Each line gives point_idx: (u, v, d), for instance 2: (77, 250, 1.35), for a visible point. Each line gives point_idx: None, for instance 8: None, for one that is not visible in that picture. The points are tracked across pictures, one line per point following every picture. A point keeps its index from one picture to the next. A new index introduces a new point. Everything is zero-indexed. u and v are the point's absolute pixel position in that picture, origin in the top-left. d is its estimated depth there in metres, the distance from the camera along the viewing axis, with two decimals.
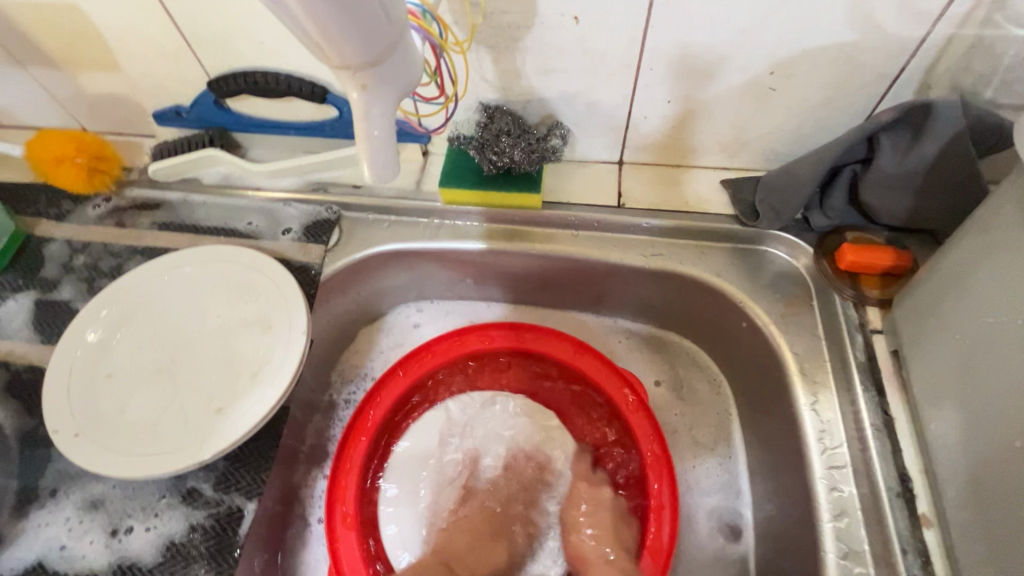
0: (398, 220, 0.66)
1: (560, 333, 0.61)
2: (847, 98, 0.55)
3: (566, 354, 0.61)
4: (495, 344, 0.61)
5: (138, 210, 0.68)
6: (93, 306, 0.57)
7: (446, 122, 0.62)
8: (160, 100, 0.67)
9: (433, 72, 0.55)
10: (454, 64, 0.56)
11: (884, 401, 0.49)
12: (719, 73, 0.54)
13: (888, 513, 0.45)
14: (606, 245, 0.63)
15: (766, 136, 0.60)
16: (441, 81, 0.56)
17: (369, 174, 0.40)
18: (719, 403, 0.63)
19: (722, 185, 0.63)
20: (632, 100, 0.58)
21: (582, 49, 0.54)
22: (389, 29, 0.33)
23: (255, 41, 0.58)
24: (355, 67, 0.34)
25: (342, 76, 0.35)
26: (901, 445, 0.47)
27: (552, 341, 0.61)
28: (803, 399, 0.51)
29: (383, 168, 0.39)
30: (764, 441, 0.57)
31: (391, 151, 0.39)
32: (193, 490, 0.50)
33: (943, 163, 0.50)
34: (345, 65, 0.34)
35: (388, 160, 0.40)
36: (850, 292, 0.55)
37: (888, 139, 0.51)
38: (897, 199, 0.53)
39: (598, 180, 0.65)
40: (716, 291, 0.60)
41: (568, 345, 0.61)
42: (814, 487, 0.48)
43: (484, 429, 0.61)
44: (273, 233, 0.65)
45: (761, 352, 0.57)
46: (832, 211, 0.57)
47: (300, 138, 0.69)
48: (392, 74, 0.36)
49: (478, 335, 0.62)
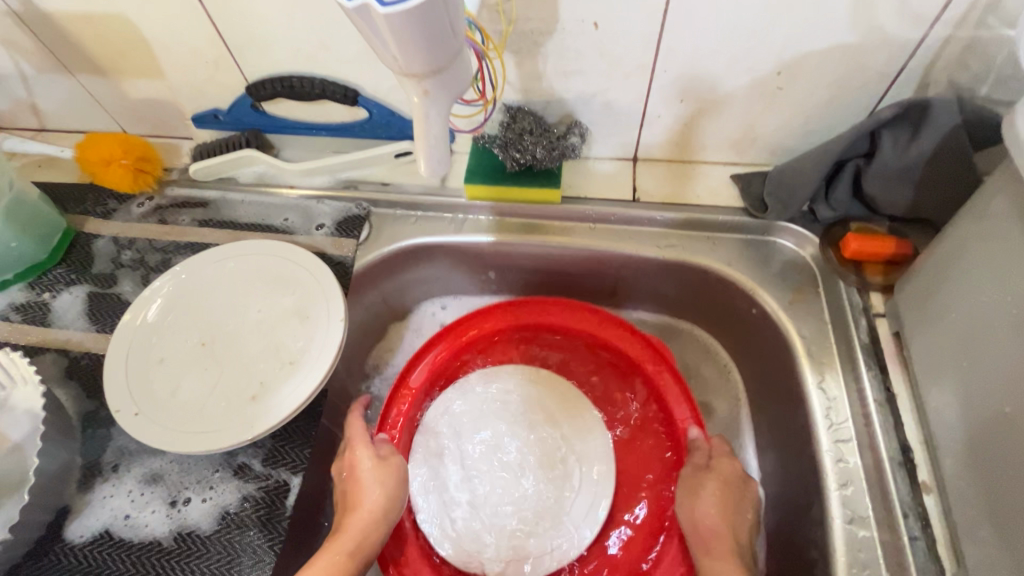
0: (424, 215, 0.70)
1: (585, 307, 0.64)
2: (850, 96, 0.58)
3: (591, 324, 0.64)
4: (521, 319, 0.65)
5: (179, 207, 0.72)
6: (145, 297, 0.61)
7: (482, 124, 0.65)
8: (199, 104, 0.72)
9: (476, 77, 0.58)
10: (494, 69, 0.59)
11: (886, 379, 0.53)
12: (729, 74, 0.58)
13: (891, 481, 0.48)
14: (622, 238, 0.67)
15: (773, 133, 0.63)
16: (483, 86, 0.59)
17: (423, 167, 0.45)
18: (729, 387, 0.67)
19: (732, 179, 0.67)
20: (646, 100, 0.61)
21: (601, 53, 0.57)
22: (453, 43, 0.37)
23: (292, 48, 0.62)
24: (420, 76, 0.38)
25: (406, 84, 0.39)
26: (903, 419, 0.51)
27: (577, 315, 0.65)
28: (810, 379, 0.55)
29: (436, 163, 0.44)
30: (772, 420, 0.60)
31: (444, 147, 0.44)
32: (243, 465, 0.54)
33: (941, 156, 0.53)
34: (412, 75, 0.38)
35: (442, 159, 0.45)
36: (854, 279, 0.59)
37: (889, 135, 0.55)
38: (898, 191, 0.56)
39: (613, 176, 0.68)
40: (726, 279, 0.63)
41: (591, 316, 0.65)
42: (821, 459, 0.51)
43: (501, 403, 0.63)
44: (307, 229, 0.69)
45: (769, 337, 0.61)
46: (836, 203, 0.60)
47: (331, 139, 0.73)
48: (450, 82, 0.40)
49: (503, 311, 0.66)
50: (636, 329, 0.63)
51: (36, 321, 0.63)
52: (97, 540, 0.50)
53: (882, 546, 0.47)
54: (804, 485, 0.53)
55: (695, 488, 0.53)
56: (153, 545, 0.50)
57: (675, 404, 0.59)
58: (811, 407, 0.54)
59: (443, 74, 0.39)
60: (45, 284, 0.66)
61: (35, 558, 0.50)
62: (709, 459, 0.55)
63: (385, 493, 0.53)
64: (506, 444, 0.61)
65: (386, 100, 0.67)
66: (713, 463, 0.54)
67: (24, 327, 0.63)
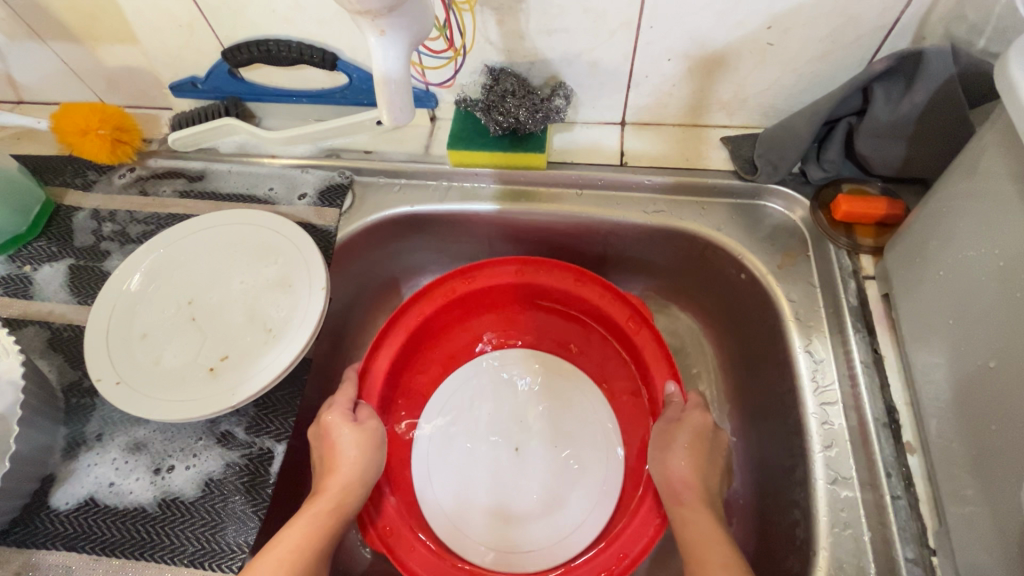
0: (409, 183, 0.69)
1: (559, 264, 0.63)
2: (845, 51, 0.56)
3: (567, 284, 0.63)
4: (485, 282, 0.64)
5: (160, 178, 0.71)
6: (125, 268, 0.60)
7: (453, 76, 0.63)
8: (176, 72, 0.70)
9: (443, 25, 0.57)
10: (464, 21, 0.57)
11: (874, 340, 0.52)
12: (718, 28, 0.55)
13: (876, 441, 0.48)
14: (610, 204, 0.65)
15: (764, 92, 0.61)
16: (450, 35, 0.58)
17: (387, 116, 0.43)
18: (714, 359, 0.67)
19: (722, 142, 0.65)
20: (633, 59, 0.60)
21: (584, 8, 0.55)
22: None
23: (267, 10, 0.60)
24: (375, 13, 0.37)
25: (362, 22, 0.38)
26: (889, 380, 0.50)
27: (552, 273, 0.64)
28: (798, 342, 0.54)
29: (399, 111, 0.43)
30: (757, 387, 0.60)
31: (407, 95, 0.43)
32: (227, 432, 0.54)
33: (935, 111, 0.51)
34: (368, 10, 0.37)
35: (405, 107, 0.44)
36: (844, 241, 0.57)
37: (882, 88, 0.52)
38: (889, 148, 0.55)
39: (600, 141, 0.67)
40: (715, 244, 0.62)
41: (567, 275, 0.63)
42: (806, 421, 0.51)
43: (484, 382, 0.64)
44: (290, 199, 0.68)
45: (757, 301, 0.60)
46: (828, 163, 0.59)
47: (312, 106, 0.72)
48: (408, 20, 0.39)
49: (466, 277, 0.64)
50: (612, 288, 0.62)
51: (17, 294, 0.63)
52: (82, 507, 0.51)
53: (864, 505, 0.46)
54: (788, 449, 0.53)
55: (666, 442, 0.53)
56: (137, 511, 0.50)
57: (653, 361, 0.59)
58: (798, 369, 0.53)
59: (399, 11, 0.38)
60: (25, 257, 0.65)
61: (20, 526, 0.50)
62: (681, 412, 0.54)
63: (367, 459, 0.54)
64: (488, 418, 0.62)
65: (367, 64, 0.65)
66: (686, 416, 0.54)
67: (6, 299, 0.62)
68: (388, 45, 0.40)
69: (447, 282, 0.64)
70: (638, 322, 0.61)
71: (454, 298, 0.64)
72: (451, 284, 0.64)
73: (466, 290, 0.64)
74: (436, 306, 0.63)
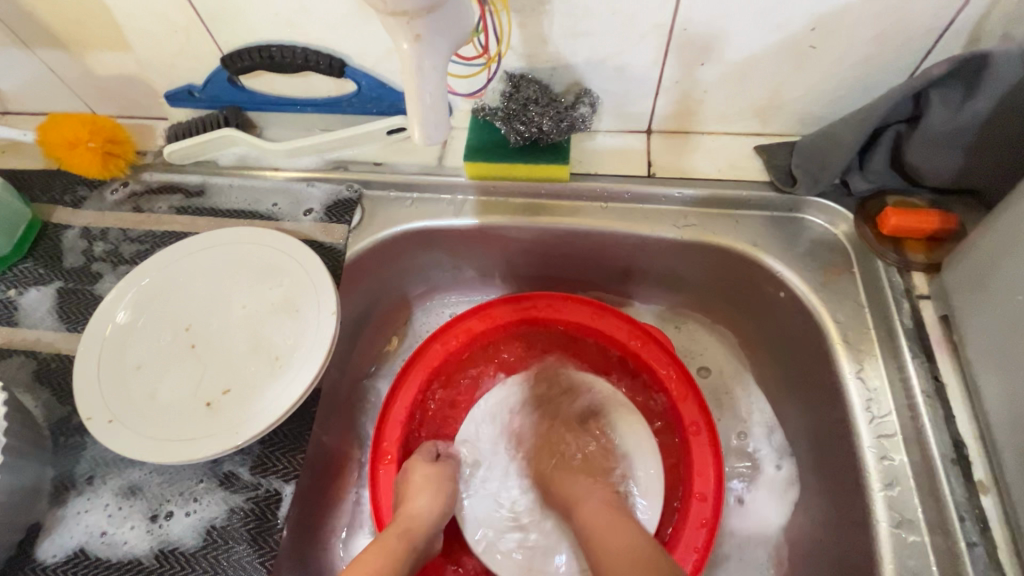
0: (421, 197, 0.65)
1: (578, 297, 0.62)
2: (892, 54, 0.52)
3: (587, 318, 0.62)
4: (501, 319, 0.63)
5: (156, 194, 0.67)
6: (118, 293, 0.56)
7: (487, 84, 0.59)
8: (171, 81, 0.66)
9: (477, 29, 0.52)
10: (499, 23, 0.53)
11: (934, 367, 0.48)
12: (756, 30, 0.52)
13: (944, 480, 0.44)
14: (637, 218, 0.61)
15: (802, 98, 0.57)
16: (485, 39, 0.54)
17: (417, 133, 0.39)
18: (746, 380, 0.64)
19: (756, 151, 0.61)
20: (663, 64, 0.56)
21: (613, 9, 0.51)
22: None
23: (270, 13, 0.56)
24: (411, 17, 0.33)
25: (396, 28, 0.34)
26: (954, 411, 0.46)
27: (571, 307, 0.63)
28: (848, 368, 0.50)
29: (433, 127, 0.39)
30: (802, 414, 0.56)
31: (442, 112, 0.39)
32: (230, 474, 0.49)
33: (997, 120, 0.47)
34: (402, 13, 0.33)
35: (439, 122, 0.40)
36: (893, 257, 0.53)
37: (940, 93, 0.48)
38: (944, 159, 0.51)
39: (625, 150, 0.63)
40: (752, 261, 0.58)
41: (587, 309, 0.62)
42: (863, 456, 0.47)
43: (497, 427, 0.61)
44: (295, 215, 0.64)
45: (798, 321, 0.56)
46: (872, 174, 0.55)
47: (317, 116, 0.67)
48: (447, 24, 0.35)
49: (482, 314, 0.63)
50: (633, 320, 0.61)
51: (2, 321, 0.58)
52: (72, 559, 0.46)
53: (935, 551, 0.42)
54: (843, 483, 0.49)
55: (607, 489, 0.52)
56: (133, 564, 0.46)
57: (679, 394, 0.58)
58: (851, 397, 0.49)
59: (437, 14, 0.34)
60: (10, 281, 0.61)
61: None
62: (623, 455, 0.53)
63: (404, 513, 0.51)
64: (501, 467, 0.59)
65: (376, 70, 0.61)
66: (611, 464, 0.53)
67: None
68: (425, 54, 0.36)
69: (467, 319, 0.63)
70: (660, 353, 0.60)
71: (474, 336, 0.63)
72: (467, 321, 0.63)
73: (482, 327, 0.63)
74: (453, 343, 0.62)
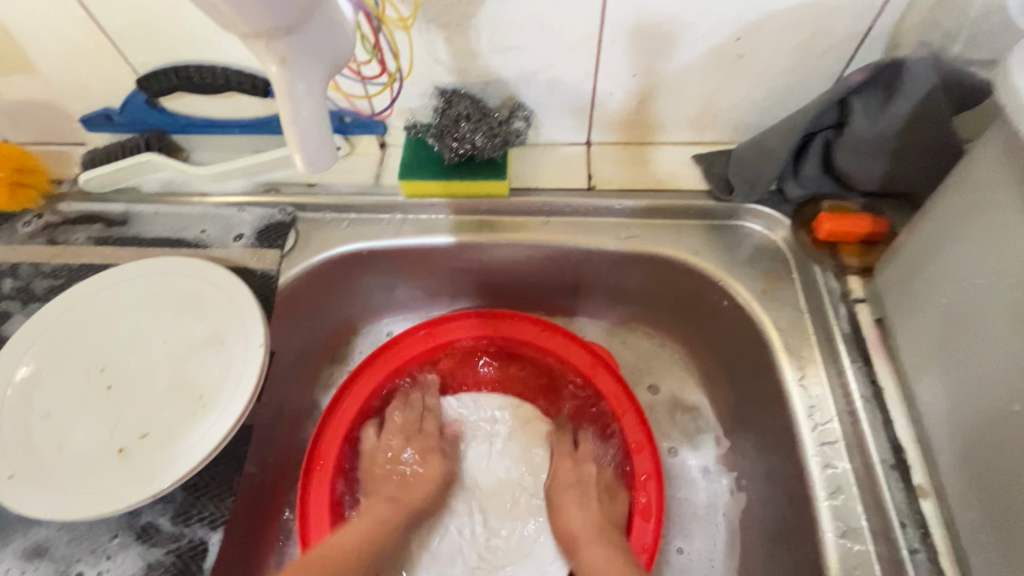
0: (358, 218, 0.62)
1: (522, 314, 0.62)
2: (817, 62, 0.53)
3: (532, 334, 0.62)
4: (444, 337, 0.62)
5: (73, 225, 0.62)
6: (24, 335, 0.52)
7: (393, 103, 0.58)
8: (86, 104, 0.62)
9: (372, 46, 0.52)
10: (396, 40, 0.52)
11: (872, 371, 0.48)
12: (682, 42, 0.52)
13: (885, 487, 0.43)
14: (580, 231, 0.60)
15: (735, 107, 0.58)
16: (382, 55, 0.53)
17: (299, 159, 0.36)
18: (697, 390, 0.64)
19: (694, 160, 0.61)
20: (595, 76, 0.55)
21: (539, 23, 0.50)
22: None
23: (184, 32, 0.53)
24: (269, 36, 0.31)
25: (257, 48, 0.32)
26: (892, 416, 0.46)
27: (515, 324, 0.62)
28: (791, 375, 0.50)
29: (317, 157, 0.37)
30: (750, 422, 0.55)
31: (325, 136, 0.37)
32: (149, 525, 0.46)
33: (919, 123, 0.48)
34: (257, 33, 0.30)
35: (322, 148, 0.37)
36: (829, 262, 0.53)
37: (860, 100, 0.49)
38: (872, 163, 0.51)
39: (565, 163, 0.62)
40: (694, 270, 0.58)
41: (531, 325, 0.62)
42: (807, 465, 0.46)
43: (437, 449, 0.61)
44: (224, 241, 0.61)
45: (742, 329, 0.55)
46: (806, 179, 0.55)
47: (246, 137, 0.64)
48: (313, 43, 0.33)
49: (424, 333, 0.62)
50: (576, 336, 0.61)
51: None
52: None
53: (879, 560, 0.42)
54: (790, 494, 0.48)
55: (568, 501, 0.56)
56: None
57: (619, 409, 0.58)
58: (793, 406, 0.49)
59: (301, 36, 0.32)
60: None
61: None
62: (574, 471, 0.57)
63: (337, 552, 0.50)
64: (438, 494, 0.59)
65: None
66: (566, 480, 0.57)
67: None
68: (298, 78, 0.34)
69: (407, 338, 0.62)
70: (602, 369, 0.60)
71: (420, 360, 0.62)
72: (408, 339, 0.62)
73: (424, 346, 0.62)
74: (393, 363, 0.61)
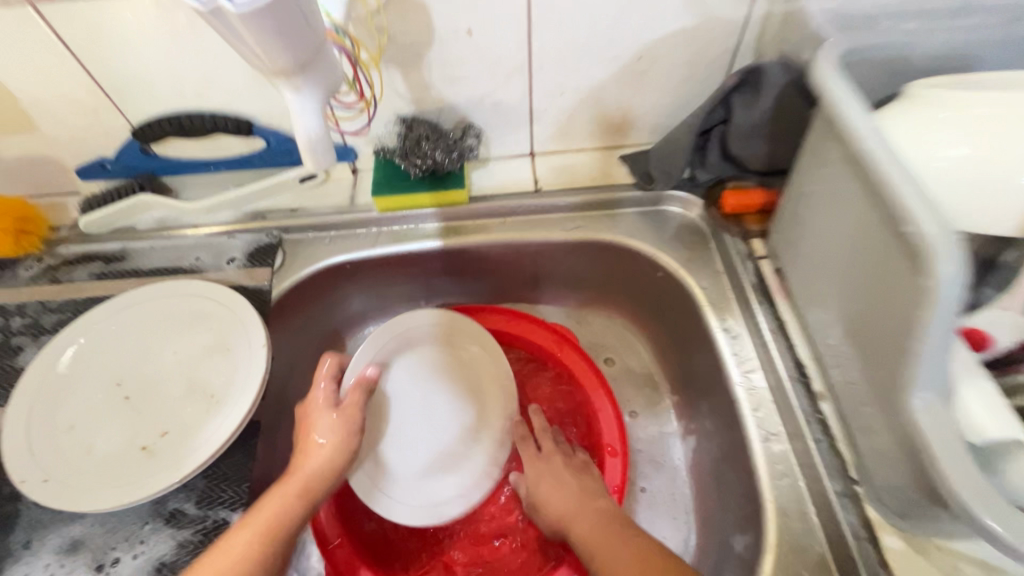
0: (339, 235, 0.71)
1: (492, 307, 0.71)
2: (705, 72, 0.65)
3: (501, 324, 0.71)
4: None
5: (74, 264, 0.68)
6: (42, 360, 0.57)
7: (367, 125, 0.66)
8: (81, 156, 0.69)
9: (353, 82, 0.61)
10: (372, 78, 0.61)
11: (777, 310, 0.59)
12: (596, 63, 0.64)
13: (794, 397, 0.54)
14: (532, 227, 0.71)
15: (648, 113, 0.70)
16: (360, 89, 0.62)
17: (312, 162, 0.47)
18: (646, 355, 0.74)
19: (621, 160, 0.73)
20: (530, 96, 0.66)
21: (479, 57, 0.61)
22: (313, 36, 0.40)
23: (176, 86, 0.62)
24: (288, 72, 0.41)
25: (277, 79, 0.42)
26: (795, 342, 0.57)
27: (487, 316, 0.71)
28: (715, 322, 0.61)
29: (315, 158, 0.47)
30: (691, 370, 0.66)
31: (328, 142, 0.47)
32: (176, 511, 0.51)
33: (783, 109, 0.60)
34: (280, 70, 0.40)
35: (327, 150, 0.48)
36: (736, 230, 0.65)
37: (740, 97, 0.61)
38: (757, 145, 0.63)
39: (514, 172, 0.73)
40: (630, 250, 0.69)
41: (501, 316, 0.71)
42: (734, 391, 0.56)
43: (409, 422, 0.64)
44: (219, 265, 0.68)
45: (675, 294, 0.66)
46: (710, 165, 0.67)
47: (231, 173, 0.73)
48: (319, 74, 0.43)
49: None
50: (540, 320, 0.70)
51: None
52: None
53: (796, 455, 0.52)
54: (726, 419, 0.58)
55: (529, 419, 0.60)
56: None
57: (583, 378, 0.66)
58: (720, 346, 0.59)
59: (311, 69, 0.42)
60: None
61: None
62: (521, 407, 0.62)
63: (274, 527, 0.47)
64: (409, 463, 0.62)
65: (282, 127, 0.68)
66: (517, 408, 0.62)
67: None
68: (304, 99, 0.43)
69: None
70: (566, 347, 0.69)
71: None
72: None
73: None
74: None
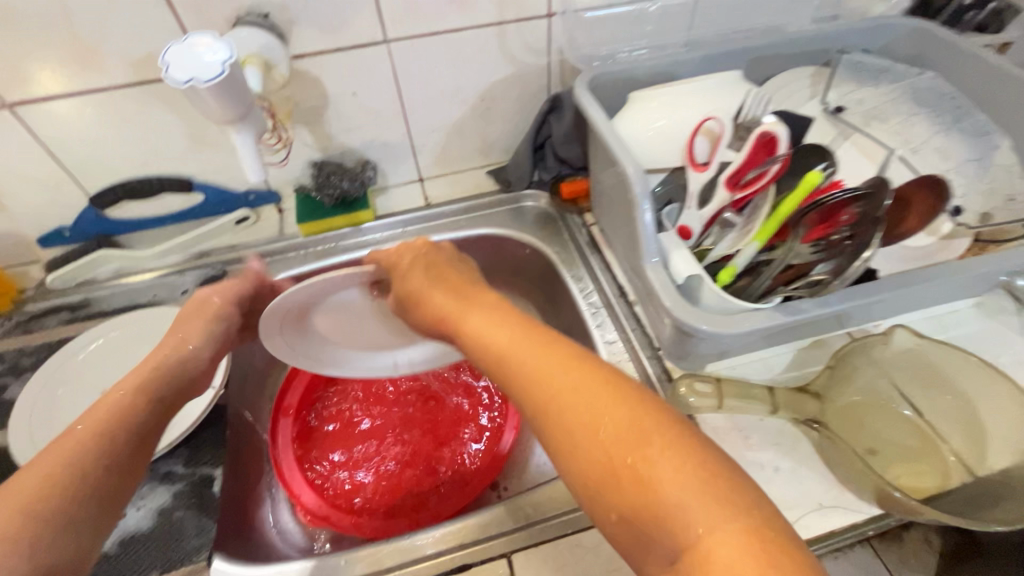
0: (274, 258, 0.88)
1: None
2: (532, 104, 0.92)
3: None
4: None
5: (43, 315, 0.81)
6: (35, 384, 0.71)
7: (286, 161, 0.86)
8: (43, 227, 0.83)
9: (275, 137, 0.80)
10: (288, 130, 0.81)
11: (604, 256, 0.84)
12: (452, 106, 0.88)
13: (619, 308, 0.77)
14: (428, 231, 0.92)
15: (499, 137, 0.95)
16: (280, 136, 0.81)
17: (252, 176, 0.66)
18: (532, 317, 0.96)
19: (487, 174, 0.97)
20: (409, 135, 0.90)
21: (365, 111, 0.84)
22: (248, 96, 0.60)
23: (127, 158, 0.79)
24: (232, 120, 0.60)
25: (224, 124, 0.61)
26: (616, 274, 0.81)
27: None
28: (566, 273, 0.84)
29: (255, 172, 0.66)
30: (560, 314, 0.88)
31: (260, 162, 0.67)
32: (168, 472, 0.65)
33: (582, 121, 0.86)
34: (227, 120, 0.60)
35: (259, 167, 0.67)
36: (572, 209, 0.92)
37: (553, 117, 0.88)
38: (574, 149, 0.89)
39: (408, 194, 0.95)
40: (502, 237, 0.92)
41: None
42: (583, 314, 0.79)
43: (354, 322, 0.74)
44: (175, 296, 0.84)
45: (540, 262, 0.90)
46: (550, 167, 0.92)
47: (176, 225, 0.89)
48: (252, 118, 0.63)
49: None
50: None
51: None
52: None
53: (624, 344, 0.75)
54: (583, 338, 0.80)
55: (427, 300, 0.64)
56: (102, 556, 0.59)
57: None
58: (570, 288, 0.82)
59: (247, 118, 0.61)
60: None
61: None
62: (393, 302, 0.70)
63: (113, 415, 0.51)
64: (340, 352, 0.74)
65: (216, 181, 0.86)
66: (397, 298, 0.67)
67: None
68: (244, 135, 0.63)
69: None
70: None
71: None
72: None
73: None
74: None
